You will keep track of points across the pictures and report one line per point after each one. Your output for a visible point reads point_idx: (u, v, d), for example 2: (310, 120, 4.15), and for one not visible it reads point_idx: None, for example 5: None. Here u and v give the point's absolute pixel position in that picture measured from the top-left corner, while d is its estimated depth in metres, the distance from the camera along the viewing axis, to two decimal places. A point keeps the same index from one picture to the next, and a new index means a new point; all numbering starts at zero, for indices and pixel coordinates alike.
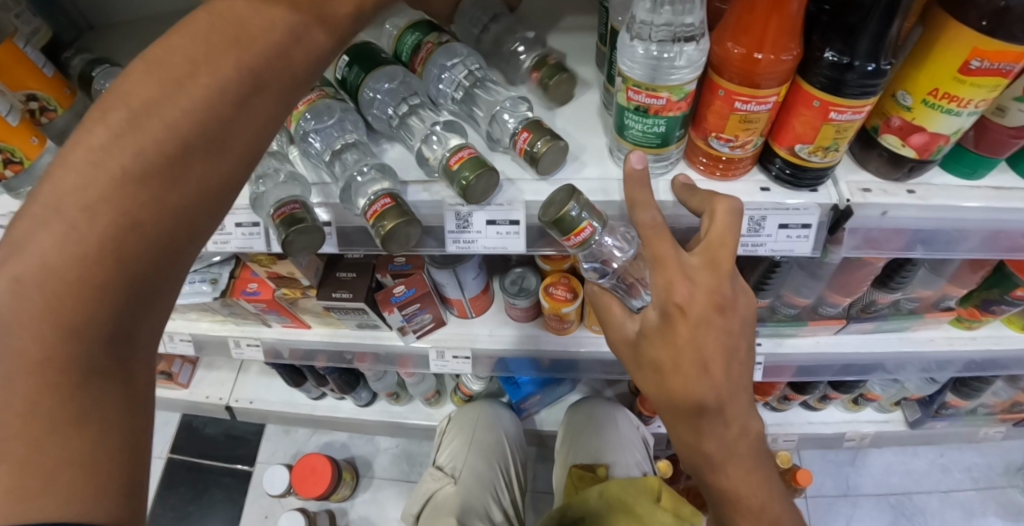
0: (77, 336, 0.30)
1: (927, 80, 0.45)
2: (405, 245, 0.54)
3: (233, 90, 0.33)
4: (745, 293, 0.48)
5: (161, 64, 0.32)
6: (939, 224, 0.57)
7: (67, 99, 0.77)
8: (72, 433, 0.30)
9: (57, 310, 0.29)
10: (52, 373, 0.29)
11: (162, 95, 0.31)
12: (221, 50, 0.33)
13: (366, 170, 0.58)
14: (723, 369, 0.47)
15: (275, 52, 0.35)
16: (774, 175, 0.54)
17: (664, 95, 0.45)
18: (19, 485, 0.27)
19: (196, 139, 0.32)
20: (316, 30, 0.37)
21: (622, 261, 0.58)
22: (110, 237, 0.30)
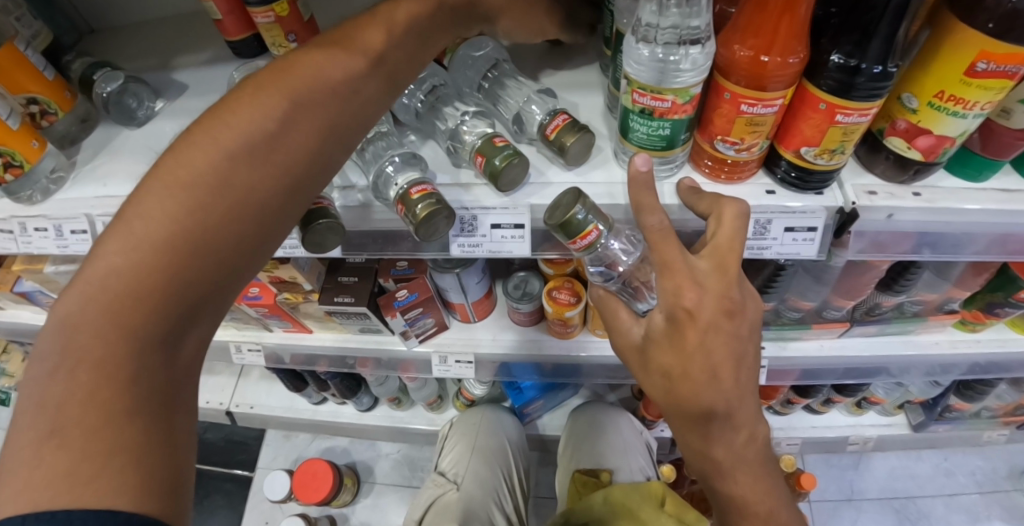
0: (131, 333, 0.34)
1: (933, 83, 0.45)
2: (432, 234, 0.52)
3: (269, 123, 0.41)
4: (752, 298, 0.48)
5: (216, 113, 0.41)
6: (945, 227, 0.57)
7: (67, 103, 0.77)
8: (119, 425, 0.32)
9: (118, 313, 0.34)
10: (104, 365, 0.33)
11: (213, 132, 0.40)
12: (266, 92, 0.42)
13: (399, 160, 0.57)
14: (731, 374, 0.47)
15: (314, 86, 0.43)
16: (780, 178, 0.54)
17: (670, 98, 0.44)
18: (73, 474, 0.29)
19: (243, 155, 0.39)
20: (345, 63, 0.45)
21: (629, 265, 0.57)
22: (164, 249, 0.36)
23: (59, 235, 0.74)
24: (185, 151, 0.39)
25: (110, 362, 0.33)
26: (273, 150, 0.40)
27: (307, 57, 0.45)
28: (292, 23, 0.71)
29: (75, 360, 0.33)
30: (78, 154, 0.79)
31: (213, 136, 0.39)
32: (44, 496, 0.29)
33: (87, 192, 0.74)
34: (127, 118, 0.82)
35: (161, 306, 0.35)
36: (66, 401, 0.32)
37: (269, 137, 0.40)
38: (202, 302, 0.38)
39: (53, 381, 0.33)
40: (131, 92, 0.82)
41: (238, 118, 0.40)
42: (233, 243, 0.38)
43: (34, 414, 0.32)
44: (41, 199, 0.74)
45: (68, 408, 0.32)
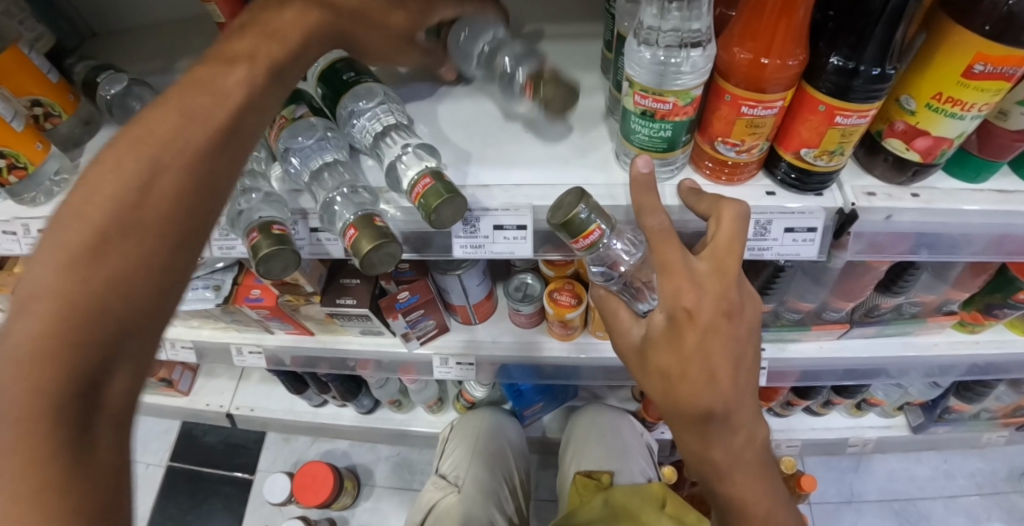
0: (39, 406, 0.30)
1: (931, 84, 0.46)
2: (380, 267, 0.53)
3: (150, 169, 0.37)
4: (751, 299, 0.49)
5: (93, 175, 0.37)
6: (943, 227, 0.57)
7: (71, 105, 0.78)
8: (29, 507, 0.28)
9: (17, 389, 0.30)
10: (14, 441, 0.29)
11: (87, 196, 0.36)
12: (142, 140, 0.38)
13: (346, 193, 0.57)
14: (730, 375, 0.48)
15: (188, 123, 0.39)
16: (779, 179, 0.55)
17: (671, 100, 0.45)
18: None
19: (127, 209, 0.36)
20: (226, 90, 0.42)
21: (631, 265, 0.57)
22: (61, 311, 0.32)
23: None
24: (90, 179, 0.36)
25: (26, 427, 0.29)
26: (159, 194, 0.37)
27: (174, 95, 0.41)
28: None
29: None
30: (81, 157, 0.80)
31: (93, 195, 0.36)
32: None
33: None
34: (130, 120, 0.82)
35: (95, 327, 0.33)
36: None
37: (152, 181, 0.37)
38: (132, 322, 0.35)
39: None
40: (133, 95, 0.83)
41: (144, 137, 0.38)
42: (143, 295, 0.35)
43: None
44: (43, 201, 0.75)
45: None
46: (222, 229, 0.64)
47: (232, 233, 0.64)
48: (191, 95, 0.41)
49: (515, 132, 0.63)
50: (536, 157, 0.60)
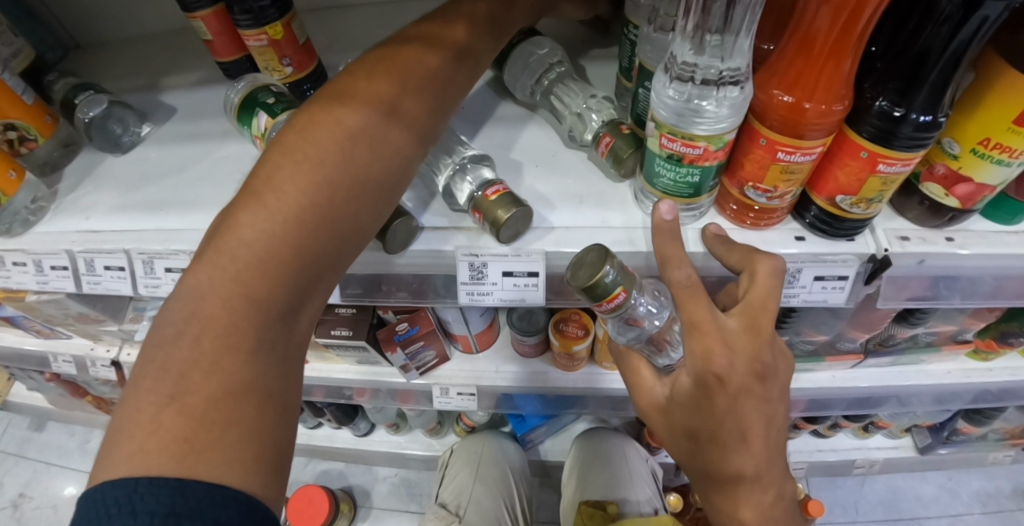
0: (254, 310, 0.36)
1: (977, 129, 0.43)
2: (518, 231, 0.51)
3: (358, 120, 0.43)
4: (785, 357, 0.45)
5: (313, 113, 0.44)
6: (978, 272, 0.54)
7: (48, 128, 0.73)
8: (236, 399, 0.33)
9: (246, 289, 0.36)
10: (229, 337, 0.35)
11: (305, 130, 0.42)
12: (358, 93, 0.45)
13: (471, 162, 0.55)
14: (761, 438, 0.44)
15: (391, 85, 0.46)
16: (808, 223, 0.51)
17: (702, 145, 0.41)
18: (189, 442, 0.31)
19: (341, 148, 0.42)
20: (427, 61, 0.50)
21: (659, 324, 0.52)
22: (282, 225, 0.38)
23: (39, 270, 0.70)
24: (302, 127, 0.42)
25: (236, 336, 0.35)
26: (367, 140, 0.43)
27: (383, 62, 0.48)
28: (287, 46, 0.68)
29: (197, 328, 0.35)
30: (60, 183, 0.75)
31: (317, 124, 0.42)
32: (153, 466, 0.29)
33: (70, 225, 0.70)
34: (112, 144, 0.77)
35: (285, 285, 0.38)
36: (190, 367, 0.33)
37: (361, 131, 0.43)
38: (309, 285, 0.40)
39: (178, 344, 0.34)
40: (116, 117, 0.78)
41: (331, 113, 0.43)
42: (336, 231, 0.41)
43: (154, 378, 0.33)
44: (20, 231, 0.69)
45: (187, 381, 0.33)
46: None
47: None
48: (373, 89, 0.45)
49: (524, 168, 0.59)
50: (549, 195, 0.56)
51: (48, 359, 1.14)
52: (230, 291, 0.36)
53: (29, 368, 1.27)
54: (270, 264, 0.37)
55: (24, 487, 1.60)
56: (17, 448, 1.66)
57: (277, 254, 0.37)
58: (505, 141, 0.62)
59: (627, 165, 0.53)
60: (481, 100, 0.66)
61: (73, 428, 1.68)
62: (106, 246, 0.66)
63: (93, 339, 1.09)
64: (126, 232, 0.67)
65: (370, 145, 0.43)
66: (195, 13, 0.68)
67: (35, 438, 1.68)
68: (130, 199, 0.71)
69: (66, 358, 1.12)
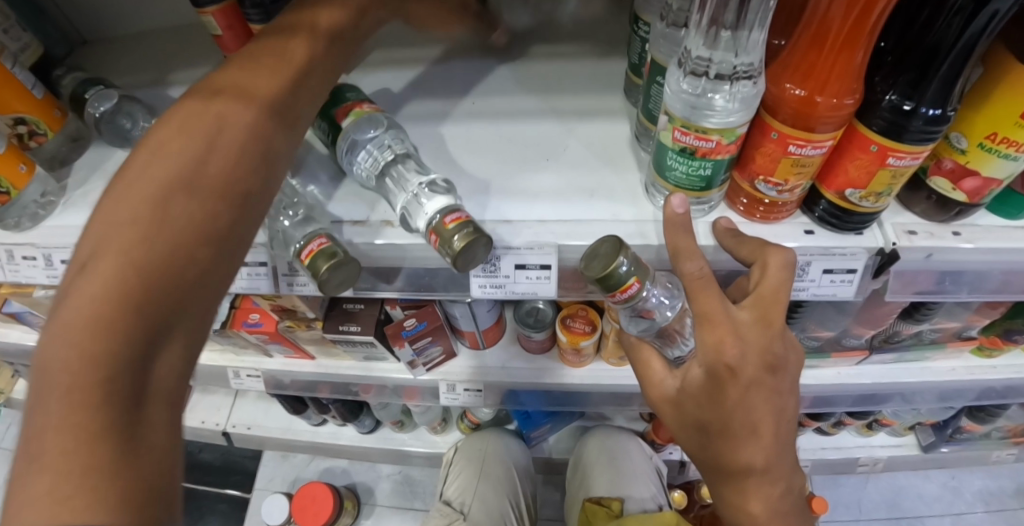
0: (112, 332, 0.29)
1: (985, 123, 0.43)
2: (472, 262, 0.48)
3: (218, 126, 0.40)
4: (795, 350, 0.46)
5: (163, 133, 0.39)
6: (984, 266, 0.55)
7: (56, 122, 0.73)
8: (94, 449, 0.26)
9: (101, 306, 0.29)
10: (74, 379, 0.27)
11: (161, 147, 0.37)
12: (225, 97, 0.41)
13: (424, 188, 0.52)
14: (771, 429, 0.45)
15: (269, 86, 0.44)
16: (817, 217, 0.51)
17: (714, 138, 0.42)
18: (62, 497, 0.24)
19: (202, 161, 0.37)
20: (302, 49, 0.47)
21: (669, 317, 0.53)
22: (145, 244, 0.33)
23: (48, 264, 0.69)
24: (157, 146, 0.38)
25: (80, 368, 0.28)
26: (225, 145, 0.39)
27: (250, 61, 0.45)
28: None
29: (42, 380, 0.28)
30: (69, 177, 0.75)
31: (174, 140, 0.38)
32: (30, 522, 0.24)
33: (79, 220, 0.70)
34: (121, 139, 0.78)
35: (154, 297, 0.32)
36: (43, 424, 0.26)
37: (219, 138, 0.39)
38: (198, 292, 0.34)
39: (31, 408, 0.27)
40: (124, 111, 0.79)
41: (193, 125, 0.39)
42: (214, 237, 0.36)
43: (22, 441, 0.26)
44: (29, 225, 0.70)
45: (41, 434, 0.26)
46: None
47: None
48: (252, 88, 0.43)
49: (534, 162, 0.59)
50: (558, 190, 0.56)
51: None
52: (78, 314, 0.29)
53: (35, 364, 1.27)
54: (133, 285, 0.31)
55: None
56: None
57: (136, 268, 0.32)
58: (513, 135, 0.62)
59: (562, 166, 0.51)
60: (488, 95, 0.67)
61: None
62: None
63: None
64: None
65: (234, 147, 0.39)
66: (206, 10, 0.67)
67: None
68: None
69: None
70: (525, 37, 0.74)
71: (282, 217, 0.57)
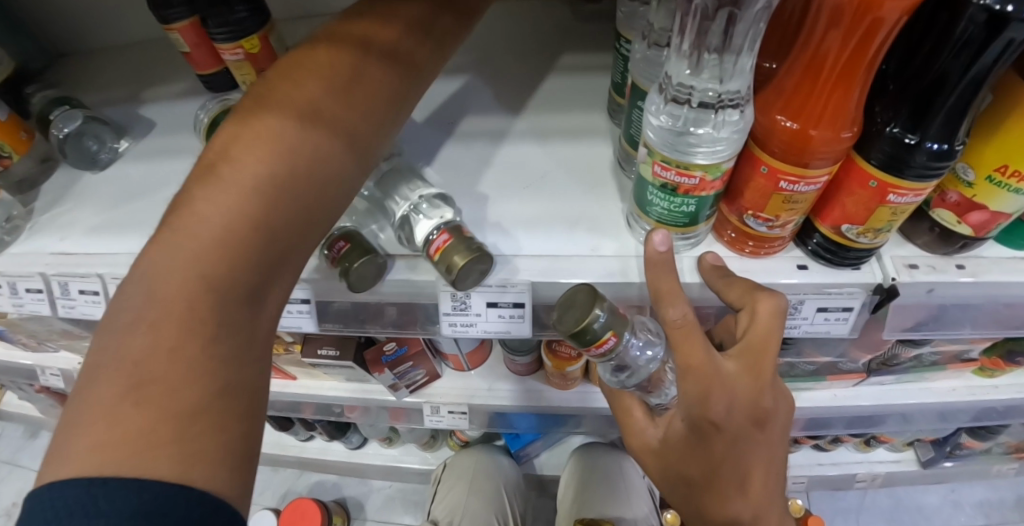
0: (219, 284, 0.32)
1: (995, 156, 0.39)
2: (473, 281, 0.47)
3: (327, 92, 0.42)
4: (784, 398, 0.43)
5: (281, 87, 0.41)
6: (990, 301, 0.51)
7: (22, 144, 0.69)
8: (189, 389, 0.29)
9: (210, 259, 0.33)
10: (184, 321, 0.31)
11: (273, 105, 0.40)
12: (331, 62, 0.43)
13: (423, 202, 0.49)
14: (762, 481, 0.43)
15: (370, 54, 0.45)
16: (811, 250, 0.48)
17: (698, 174, 0.38)
18: (147, 440, 0.27)
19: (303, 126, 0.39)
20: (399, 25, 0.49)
21: (651, 365, 0.48)
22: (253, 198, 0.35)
23: (13, 293, 0.65)
24: (271, 99, 0.40)
25: (191, 313, 0.31)
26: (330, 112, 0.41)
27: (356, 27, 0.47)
28: (265, 60, 0.66)
29: (150, 313, 0.31)
30: (36, 200, 0.71)
31: (285, 97, 0.40)
32: (125, 452, 0.26)
33: (43, 246, 0.65)
34: (88, 162, 0.73)
35: (254, 259, 0.34)
36: (146, 355, 0.29)
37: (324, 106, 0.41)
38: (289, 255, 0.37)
39: (132, 337, 0.30)
40: (90, 133, 0.74)
41: (303, 85, 0.41)
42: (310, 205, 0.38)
43: (112, 367, 0.29)
44: None
45: (145, 366, 0.29)
46: None
47: None
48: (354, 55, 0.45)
49: (511, 190, 0.56)
50: (536, 221, 0.53)
51: (36, 372, 1.12)
52: (172, 279, 0.32)
53: (17, 380, 1.25)
54: (236, 240, 0.34)
55: (18, 496, 1.58)
56: (13, 455, 1.65)
57: (243, 237, 0.34)
58: (493, 158, 0.59)
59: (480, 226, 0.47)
60: (467, 115, 0.64)
61: None
62: (81, 269, 0.61)
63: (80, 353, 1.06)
64: (101, 255, 0.62)
65: (337, 114, 0.41)
66: (172, 26, 0.65)
67: (30, 446, 1.67)
68: (107, 219, 0.67)
69: (54, 372, 1.09)
70: (508, 53, 0.71)
71: None
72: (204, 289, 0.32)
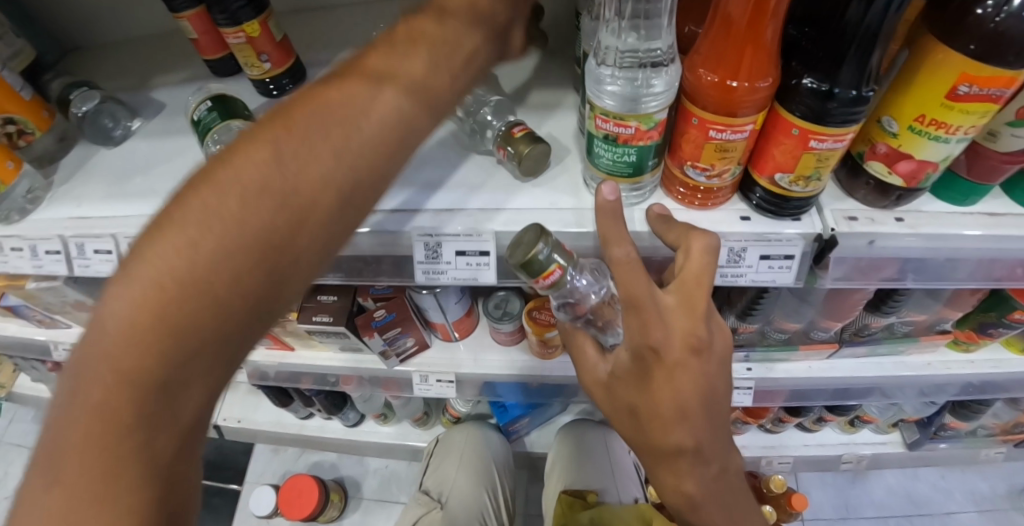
0: (178, 329, 0.32)
1: (913, 106, 0.43)
2: (536, 171, 0.56)
3: (349, 112, 0.37)
4: (721, 332, 0.46)
5: (306, 100, 0.37)
6: (932, 253, 0.55)
7: (45, 123, 0.73)
8: (127, 434, 0.33)
9: (172, 305, 0.32)
10: (135, 367, 0.32)
11: (286, 123, 0.35)
12: (373, 72, 0.39)
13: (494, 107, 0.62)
14: (702, 412, 0.45)
15: (422, 63, 0.40)
16: (754, 204, 0.52)
17: (633, 124, 0.43)
18: (100, 474, 0.32)
19: (309, 155, 0.35)
20: (469, 18, 0.45)
21: (597, 301, 0.55)
22: (237, 242, 0.33)
23: (34, 255, 0.69)
24: (283, 114, 0.36)
25: (144, 362, 0.32)
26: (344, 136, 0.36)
27: (432, 23, 0.43)
28: (264, 43, 0.67)
29: (112, 352, 0.32)
30: (55, 174, 0.74)
31: (302, 114, 0.36)
32: (74, 491, 0.32)
33: (62, 213, 0.68)
34: (102, 138, 0.75)
35: (222, 306, 0.33)
36: (95, 398, 0.32)
37: (338, 133, 0.36)
38: (274, 295, 0.36)
39: (91, 378, 0.32)
40: (107, 112, 0.76)
41: (325, 101, 0.37)
42: (302, 250, 0.36)
43: (77, 404, 0.33)
44: (18, 219, 0.69)
45: (92, 416, 0.32)
46: None
47: None
48: (406, 60, 0.40)
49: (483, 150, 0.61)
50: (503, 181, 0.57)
51: (49, 347, 1.17)
52: (155, 301, 0.32)
53: (29, 357, 1.30)
54: (210, 288, 0.33)
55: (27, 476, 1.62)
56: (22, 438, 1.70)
57: (217, 287, 0.33)
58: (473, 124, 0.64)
59: (528, 161, 0.54)
60: None
61: None
62: (96, 230, 0.64)
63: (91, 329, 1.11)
64: (113, 218, 0.64)
65: (348, 141, 0.36)
66: (181, 14, 0.68)
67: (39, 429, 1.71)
68: (119, 188, 0.69)
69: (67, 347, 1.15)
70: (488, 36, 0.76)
71: None
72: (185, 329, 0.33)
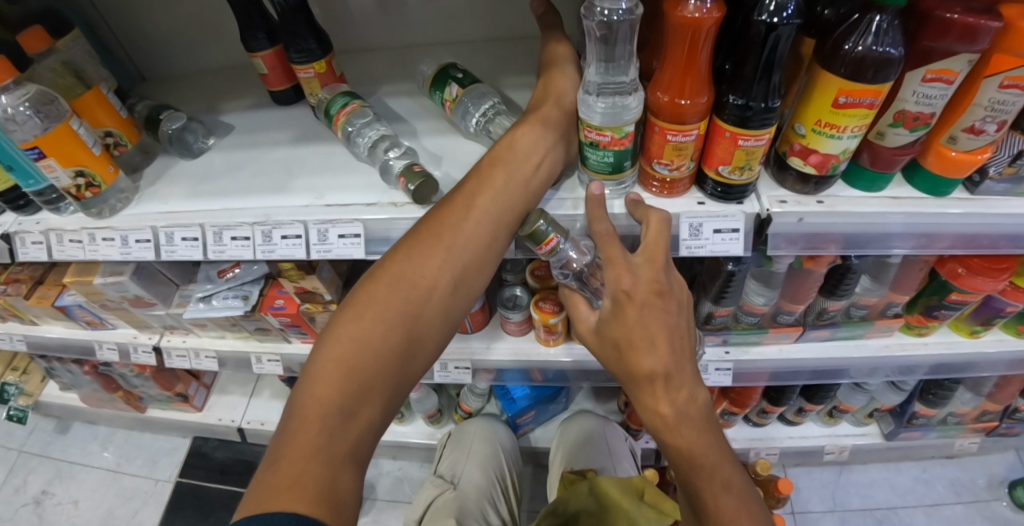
0: (369, 351, 0.53)
1: (813, 113, 0.59)
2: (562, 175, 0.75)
3: (457, 221, 0.61)
4: (679, 283, 0.61)
5: (428, 219, 0.62)
6: (853, 228, 0.69)
7: (135, 137, 0.89)
8: (328, 418, 0.49)
9: (366, 337, 0.54)
10: (340, 373, 0.51)
11: (421, 234, 0.60)
12: (469, 194, 0.63)
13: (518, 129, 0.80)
14: (667, 341, 0.58)
15: (501, 181, 0.64)
16: (708, 193, 0.68)
17: (608, 134, 0.59)
18: (310, 445, 0.47)
19: (435, 250, 0.59)
20: (533, 126, 0.67)
21: (585, 266, 0.71)
22: (400, 301, 0.56)
23: (124, 244, 0.83)
24: (417, 230, 0.61)
25: (345, 370, 0.52)
26: (455, 237, 0.60)
27: (503, 152, 0.66)
28: (329, 78, 0.85)
29: (327, 367, 0.52)
30: (141, 179, 0.89)
31: (429, 228, 0.61)
32: (298, 454, 0.47)
33: (152, 209, 0.83)
34: (185, 150, 0.91)
35: (391, 339, 0.54)
36: (313, 398, 0.50)
37: (451, 233, 0.60)
38: (420, 339, 0.57)
39: (312, 383, 0.52)
40: (190, 130, 0.93)
41: (441, 216, 0.61)
42: (435, 308, 0.58)
43: (300, 403, 0.51)
44: (109, 214, 0.84)
45: (311, 405, 0.50)
46: (265, 236, 0.75)
47: (272, 239, 0.75)
48: (491, 183, 0.64)
49: None
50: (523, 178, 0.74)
51: (94, 348, 1.27)
52: (347, 351, 0.53)
53: (70, 358, 1.42)
54: (385, 327, 0.54)
55: (49, 484, 1.70)
56: (43, 448, 1.77)
57: (389, 327, 0.55)
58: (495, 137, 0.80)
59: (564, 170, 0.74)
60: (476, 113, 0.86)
61: (100, 430, 1.81)
62: (184, 221, 0.79)
63: (138, 328, 1.23)
64: (199, 212, 0.80)
65: (457, 239, 0.60)
66: (257, 53, 0.87)
67: (60, 440, 1.79)
68: (201, 190, 0.84)
69: (111, 346, 1.25)
70: (499, 74, 0.95)
71: (388, 153, 0.78)
72: (363, 370, 0.52)
